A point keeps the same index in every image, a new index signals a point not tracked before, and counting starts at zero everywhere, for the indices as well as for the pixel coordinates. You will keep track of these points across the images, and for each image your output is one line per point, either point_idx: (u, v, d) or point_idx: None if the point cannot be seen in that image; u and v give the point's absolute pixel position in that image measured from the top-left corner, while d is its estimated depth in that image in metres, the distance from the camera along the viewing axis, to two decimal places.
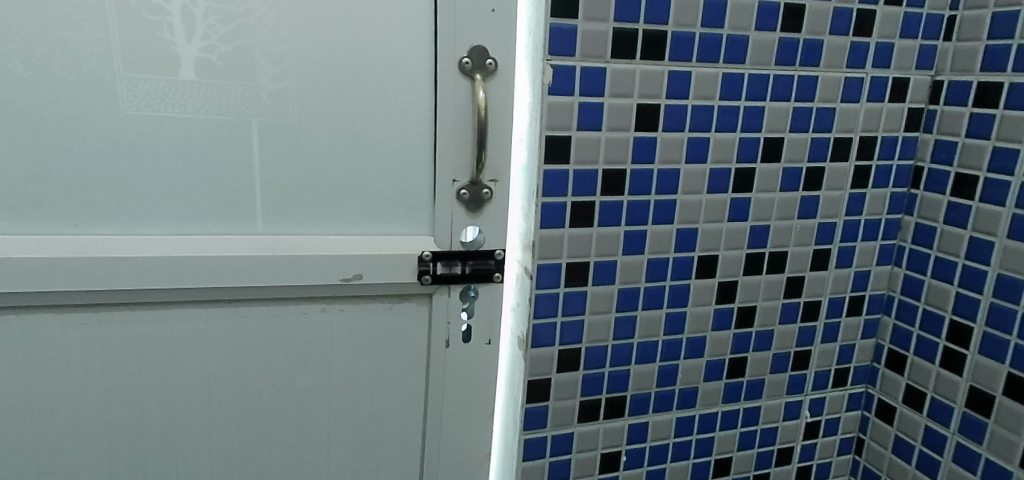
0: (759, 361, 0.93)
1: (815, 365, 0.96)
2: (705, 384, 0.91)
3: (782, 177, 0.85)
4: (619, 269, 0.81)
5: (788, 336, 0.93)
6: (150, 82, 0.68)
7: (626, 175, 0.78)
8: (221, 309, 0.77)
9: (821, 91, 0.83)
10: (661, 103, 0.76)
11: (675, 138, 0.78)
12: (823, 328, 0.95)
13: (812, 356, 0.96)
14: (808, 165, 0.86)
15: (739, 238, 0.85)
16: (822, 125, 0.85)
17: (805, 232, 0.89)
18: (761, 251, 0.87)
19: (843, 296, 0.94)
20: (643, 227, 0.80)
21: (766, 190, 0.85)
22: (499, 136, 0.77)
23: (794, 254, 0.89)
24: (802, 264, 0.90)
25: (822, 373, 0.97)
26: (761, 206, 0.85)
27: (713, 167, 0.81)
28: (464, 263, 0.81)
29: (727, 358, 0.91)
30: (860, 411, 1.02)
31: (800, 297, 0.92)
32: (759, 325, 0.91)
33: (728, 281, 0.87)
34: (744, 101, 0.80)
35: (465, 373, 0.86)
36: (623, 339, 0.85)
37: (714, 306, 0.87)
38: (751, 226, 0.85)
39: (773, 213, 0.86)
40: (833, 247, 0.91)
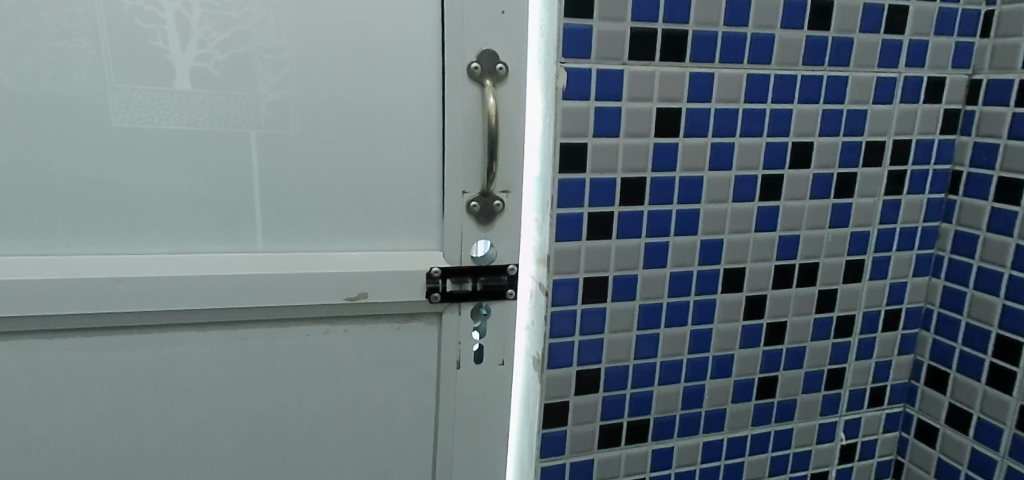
0: (791, 380, 0.87)
1: (849, 383, 0.91)
2: (733, 405, 0.85)
3: (811, 184, 0.80)
4: (639, 284, 0.76)
5: (820, 353, 0.88)
6: (143, 94, 0.65)
7: (646, 184, 0.73)
8: (220, 331, 0.73)
9: (852, 93, 0.78)
10: (682, 107, 0.72)
11: (698, 143, 0.74)
12: (857, 344, 0.89)
13: (845, 374, 0.90)
14: (839, 171, 0.81)
15: (767, 249, 0.80)
16: (853, 129, 0.80)
17: (837, 242, 0.83)
18: (791, 263, 0.82)
19: (879, 309, 0.89)
20: (665, 238, 0.76)
21: (795, 198, 0.80)
22: (511, 146, 0.73)
23: (825, 266, 0.84)
24: (834, 276, 0.85)
25: (857, 392, 0.91)
26: (790, 215, 0.80)
27: (738, 174, 0.76)
28: (475, 279, 0.77)
29: (757, 378, 0.85)
30: (898, 432, 0.96)
31: (832, 311, 0.86)
32: (790, 341, 0.85)
33: (756, 295, 0.82)
34: (770, 104, 0.75)
35: (477, 395, 0.81)
36: (646, 359, 0.79)
37: (741, 322, 0.82)
38: (780, 237, 0.80)
39: (803, 222, 0.81)
40: (867, 258, 0.86)
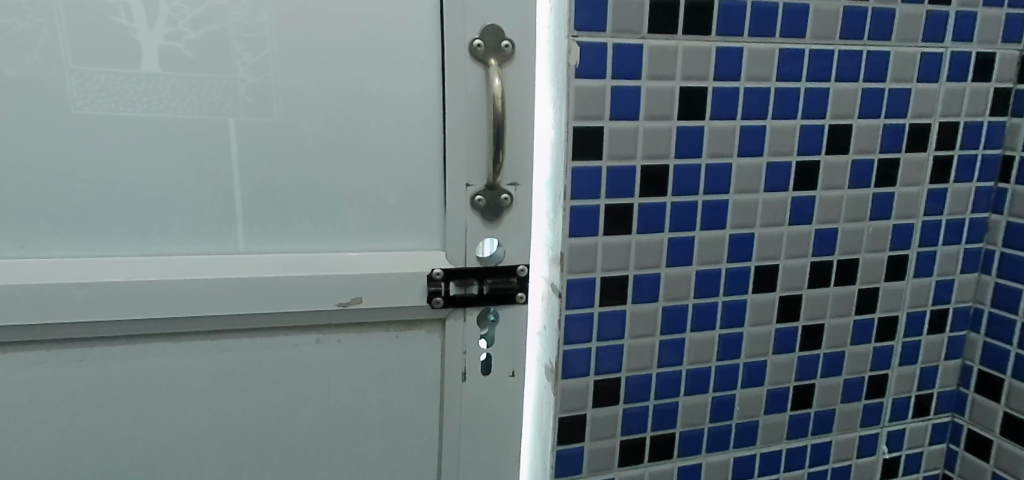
0: (829, 389, 0.80)
1: (892, 391, 0.83)
2: (766, 417, 0.78)
3: (850, 171, 0.72)
4: (662, 284, 0.69)
5: (860, 359, 0.80)
6: (108, 77, 0.58)
7: (669, 171, 0.66)
8: (198, 342, 0.66)
9: (894, 70, 0.71)
10: (708, 86, 0.65)
11: (726, 126, 0.66)
12: (900, 349, 0.81)
13: (888, 381, 0.82)
14: (881, 157, 0.73)
15: (802, 244, 0.73)
16: (896, 110, 0.72)
17: (879, 235, 0.76)
18: (829, 259, 0.74)
19: (924, 310, 0.81)
20: (691, 233, 0.68)
21: (832, 187, 0.72)
22: (520, 133, 0.66)
23: (865, 262, 0.76)
24: (875, 273, 0.77)
25: (900, 400, 0.84)
26: (827, 206, 0.73)
27: (770, 161, 0.69)
28: (482, 281, 0.70)
29: (792, 386, 0.78)
30: (945, 444, 0.87)
31: (874, 313, 0.79)
32: (827, 346, 0.78)
33: (791, 295, 0.74)
34: (805, 83, 0.68)
35: (485, 409, 0.74)
36: (670, 367, 0.72)
37: (775, 326, 0.75)
38: (816, 230, 0.73)
39: (841, 214, 0.73)
40: (911, 253, 0.78)
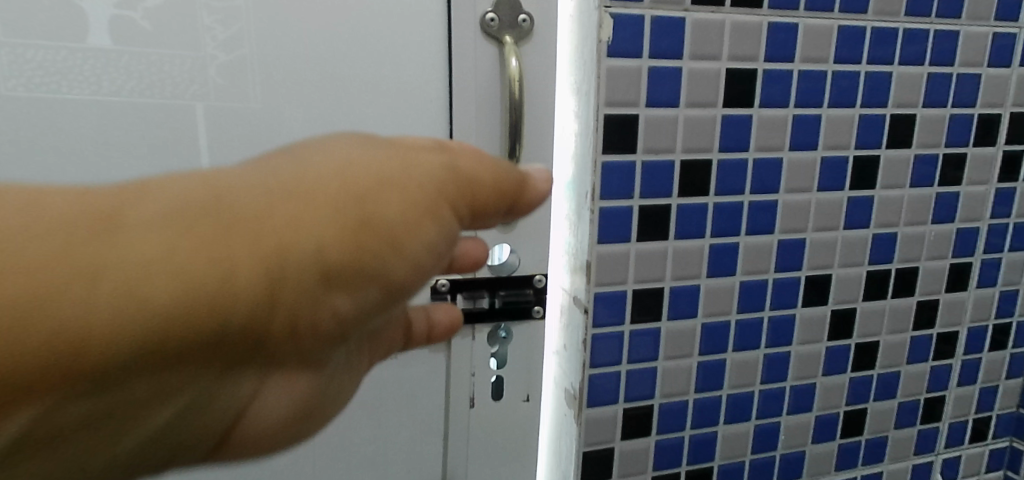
0: (882, 414, 0.71)
1: (949, 414, 0.74)
2: (813, 447, 0.69)
3: (912, 168, 0.64)
4: (702, 297, 0.60)
5: (917, 379, 0.71)
6: (46, 53, 0.48)
7: (712, 167, 0.57)
8: None
9: (963, 52, 0.62)
10: (759, 68, 0.56)
11: (777, 116, 0.58)
12: (960, 367, 0.73)
13: (945, 403, 0.73)
14: (946, 152, 0.64)
15: (857, 252, 0.64)
16: (964, 99, 0.64)
17: (941, 241, 0.67)
18: (887, 268, 0.66)
19: (986, 324, 0.72)
20: (735, 238, 0.59)
21: (892, 186, 0.63)
22: (538, 122, 0.57)
23: (926, 271, 0.67)
24: (936, 283, 0.68)
25: (957, 425, 0.75)
26: (886, 207, 0.64)
27: (825, 155, 0.60)
28: (493, 294, 0.61)
29: (842, 412, 0.69)
30: (1002, 471, 0.79)
31: (933, 328, 0.70)
32: (881, 365, 0.69)
33: (844, 309, 0.65)
34: (865, 66, 0.59)
35: (496, 441, 0.65)
36: (709, 391, 0.63)
37: (825, 344, 0.66)
38: (873, 235, 0.64)
39: (901, 216, 0.65)
40: (975, 261, 0.69)
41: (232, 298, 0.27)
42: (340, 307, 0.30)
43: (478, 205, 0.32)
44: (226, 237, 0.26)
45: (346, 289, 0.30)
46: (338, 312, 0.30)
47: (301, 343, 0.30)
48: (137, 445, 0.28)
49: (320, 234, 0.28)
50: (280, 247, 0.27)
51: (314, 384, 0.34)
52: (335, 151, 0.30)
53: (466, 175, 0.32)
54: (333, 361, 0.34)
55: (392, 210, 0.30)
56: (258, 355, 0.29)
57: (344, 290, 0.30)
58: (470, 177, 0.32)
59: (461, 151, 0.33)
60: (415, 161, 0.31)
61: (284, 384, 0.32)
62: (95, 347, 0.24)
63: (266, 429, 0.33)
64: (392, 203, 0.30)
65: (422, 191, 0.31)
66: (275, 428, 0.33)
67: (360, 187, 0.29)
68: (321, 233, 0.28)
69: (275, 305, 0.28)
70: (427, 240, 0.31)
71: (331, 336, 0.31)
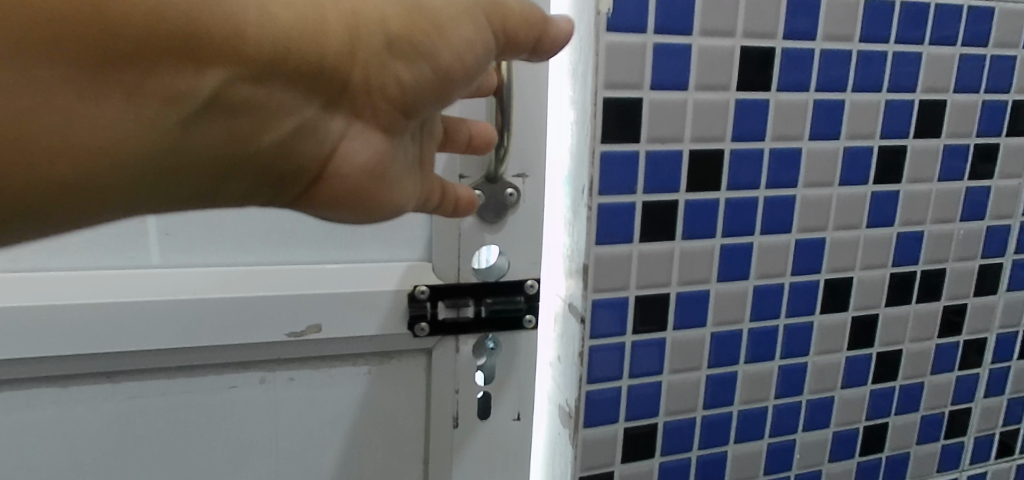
0: (906, 428, 0.65)
1: (975, 428, 0.68)
2: (830, 465, 0.63)
3: (941, 160, 0.58)
4: (712, 303, 0.54)
5: (942, 391, 0.65)
6: None
7: (724, 159, 0.51)
8: (95, 387, 0.49)
9: (997, 32, 0.56)
10: (777, 47, 0.50)
11: (795, 101, 0.52)
12: (987, 377, 0.67)
13: (971, 418, 0.68)
14: (978, 142, 0.59)
15: (879, 253, 0.58)
16: (997, 83, 0.58)
17: (970, 240, 0.61)
18: (911, 270, 0.60)
19: (1016, 330, 0.67)
20: (749, 238, 0.54)
21: (919, 180, 0.58)
22: (529, 108, 0.51)
23: (953, 273, 0.62)
24: (964, 286, 0.63)
25: (984, 439, 0.69)
26: (911, 204, 0.58)
27: (847, 146, 0.54)
28: (479, 301, 0.54)
29: (862, 427, 0.63)
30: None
31: (960, 335, 0.64)
32: (904, 377, 0.63)
33: (865, 315, 0.60)
34: (892, 45, 0.53)
35: (484, 463, 0.58)
36: (719, 408, 0.57)
37: (845, 354, 0.60)
38: (898, 234, 0.58)
39: (929, 213, 0.59)
40: (1005, 261, 0.64)
41: (327, 32, 0.28)
42: (409, 74, 0.31)
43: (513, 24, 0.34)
44: None
45: (416, 60, 0.31)
46: (404, 80, 0.32)
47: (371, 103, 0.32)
48: (256, 151, 0.29)
49: (386, 7, 0.30)
50: (357, 11, 0.29)
51: (391, 149, 0.35)
52: None
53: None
54: (402, 136, 0.36)
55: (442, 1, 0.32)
56: (344, 100, 0.31)
57: (413, 57, 0.31)
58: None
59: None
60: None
61: (367, 136, 0.33)
62: (233, 37, 0.25)
63: (350, 178, 0.34)
64: None
65: None
66: (357, 181, 0.34)
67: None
68: (387, 4, 0.30)
69: (357, 54, 0.29)
70: (483, 30, 0.33)
71: (404, 102, 0.33)
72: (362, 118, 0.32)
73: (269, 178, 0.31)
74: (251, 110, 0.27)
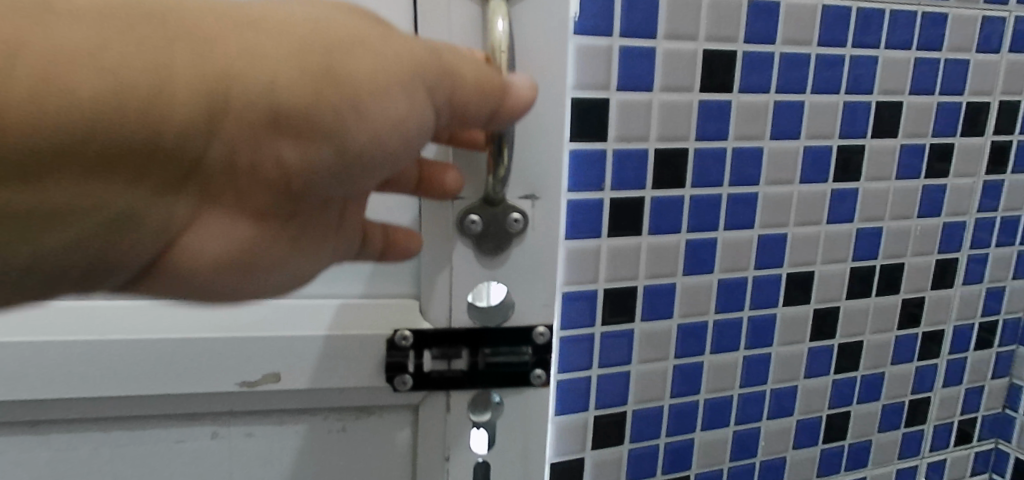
0: (867, 416, 0.62)
1: (937, 414, 0.65)
2: (797, 453, 0.60)
3: (897, 158, 0.56)
4: (677, 298, 0.52)
5: (902, 380, 0.62)
6: None
7: (689, 159, 0.49)
8: (18, 438, 0.42)
9: (951, 36, 0.54)
10: (739, 49, 0.48)
11: (755, 102, 0.49)
12: (945, 368, 0.64)
13: (931, 404, 0.64)
14: (933, 144, 0.57)
15: (842, 246, 0.56)
16: (928, 85, 0.55)
17: (927, 236, 0.59)
18: (870, 265, 0.57)
19: (972, 323, 0.64)
20: (712, 234, 0.51)
21: (879, 179, 0.55)
22: (540, 116, 0.41)
23: (911, 268, 0.59)
24: (921, 280, 0.60)
25: (942, 428, 0.66)
26: (874, 201, 0.56)
27: (808, 145, 0.52)
28: (474, 353, 0.44)
29: (825, 414, 0.60)
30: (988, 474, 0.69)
31: (919, 328, 0.61)
32: (867, 367, 0.61)
33: (825, 309, 0.57)
34: (851, 49, 0.51)
35: None
36: (687, 396, 0.55)
37: (808, 344, 0.58)
38: (858, 231, 0.56)
39: (886, 208, 0.57)
40: (962, 255, 0.61)
41: (158, 111, 0.22)
42: (301, 157, 0.25)
43: (461, 99, 0.29)
44: (166, 48, 0.22)
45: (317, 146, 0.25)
46: (288, 162, 0.25)
47: (239, 189, 0.26)
48: (38, 258, 0.23)
49: (279, 77, 0.24)
50: (222, 83, 0.23)
51: (271, 241, 0.29)
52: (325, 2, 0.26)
53: (452, 64, 0.28)
54: (294, 227, 0.29)
55: (368, 68, 0.25)
56: (194, 183, 0.25)
57: (305, 139, 0.25)
58: (458, 65, 0.28)
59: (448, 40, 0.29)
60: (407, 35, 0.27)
61: (230, 228, 0.27)
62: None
63: (206, 269, 0.28)
64: (381, 52, 0.25)
65: (416, 54, 0.26)
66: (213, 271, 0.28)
67: (343, 41, 0.25)
68: (282, 70, 0.24)
69: (209, 135, 0.23)
70: (413, 107, 0.27)
71: (292, 188, 0.26)
72: (222, 205, 0.26)
73: (82, 276, 0.25)
74: (30, 213, 0.22)
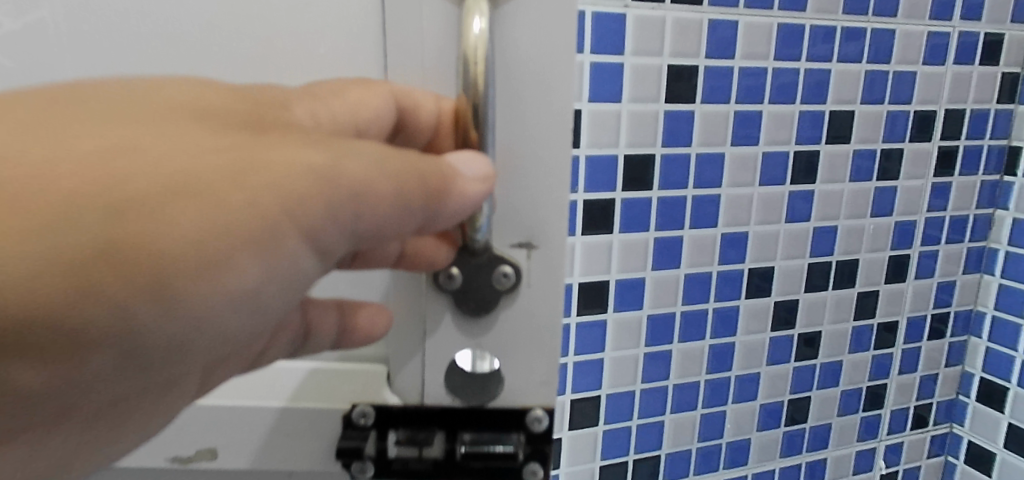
0: (825, 402, 0.58)
1: (893, 400, 0.60)
2: (762, 434, 0.56)
3: (852, 162, 0.53)
4: (648, 291, 0.49)
5: (861, 368, 0.58)
6: None
7: (655, 163, 0.47)
8: None
9: (900, 49, 0.52)
10: (699, 65, 0.46)
11: (718, 110, 0.47)
12: (902, 355, 0.60)
13: (887, 393, 0.60)
14: (883, 149, 0.54)
15: (797, 246, 0.53)
16: (880, 94, 0.52)
17: (880, 235, 0.55)
18: (826, 262, 0.54)
19: (925, 315, 0.59)
20: (679, 231, 0.49)
21: (832, 180, 0.53)
22: (540, 144, 0.32)
23: (868, 265, 0.56)
24: (876, 275, 0.56)
25: (898, 413, 0.61)
26: (828, 198, 0.53)
27: (768, 150, 0.50)
28: (449, 440, 0.35)
29: (787, 400, 0.56)
30: (944, 458, 0.64)
31: (875, 317, 0.58)
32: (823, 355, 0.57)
33: (787, 302, 0.54)
34: (806, 61, 0.49)
35: None
36: (656, 383, 0.52)
37: (768, 334, 0.54)
38: (815, 228, 0.53)
39: (841, 206, 0.53)
40: (913, 254, 0.57)
41: None
42: (87, 363, 0.21)
43: (362, 215, 0.24)
44: None
45: (123, 351, 0.21)
46: (68, 371, 0.21)
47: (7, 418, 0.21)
48: None
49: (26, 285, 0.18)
50: None
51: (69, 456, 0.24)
52: (110, 137, 0.21)
53: (342, 179, 0.23)
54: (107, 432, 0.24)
55: (171, 238, 0.20)
56: None
57: (87, 345, 0.20)
58: (349, 186, 0.23)
59: (338, 144, 0.23)
60: (265, 159, 0.22)
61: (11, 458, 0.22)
62: None
63: None
64: (185, 214, 0.20)
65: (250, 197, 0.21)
66: None
67: (154, 199, 0.20)
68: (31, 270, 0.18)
69: None
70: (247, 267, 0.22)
71: (89, 392, 0.22)
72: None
73: None
74: None
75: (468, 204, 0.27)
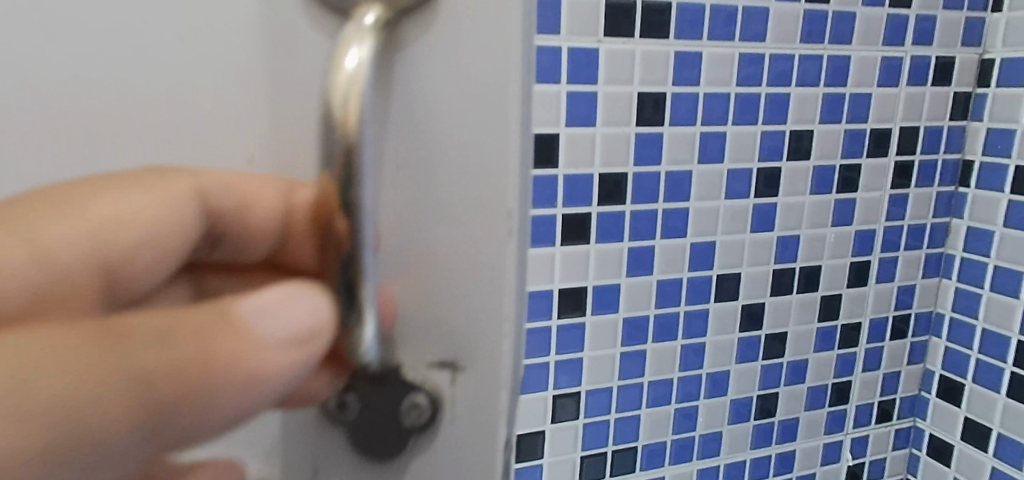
0: (792, 397, 0.50)
1: (856, 395, 0.52)
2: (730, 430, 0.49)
3: (813, 179, 0.47)
4: (622, 298, 0.44)
5: (828, 364, 0.51)
6: None
7: (627, 182, 0.42)
8: None
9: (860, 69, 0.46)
10: (668, 92, 0.42)
11: (687, 131, 0.43)
12: (868, 353, 0.52)
13: (851, 387, 0.52)
14: (843, 164, 0.47)
15: (764, 250, 0.47)
16: (864, 114, 0.47)
17: (842, 241, 0.49)
18: (791, 269, 0.48)
19: (888, 315, 0.52)
20: (653, 240, 0.44)
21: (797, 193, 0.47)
22: (458, 246, 0.23)
23: (831, 274, 0.49)
24: (842, 279, 0.50)
25: (863, 408, 0.53)
26: (789, 206, 0.47)
27: (736, 166, 0.44)
28: None
29: (755, 397, 0.49)
30: (907, 450, 0.56)
31: (839, 318, 0.50)
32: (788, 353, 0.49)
33: (754, 306, 0.47)
34: (769, 83, 0.44)
35: None
36: (630, 384, 0.46)
37: (739, 334, 0.48)
38: (778, 237, 0.47)
39: (802, 219, 0.47)
40: (873, 260, 0.50)
41: None
42: None
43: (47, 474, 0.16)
44: None
45: None
46: None
47: None
48: None
49: None
50: None
51: None
52: None
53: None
54: None
55: None
56: None
57: None
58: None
59: None
60: None
61: None
62: None
63: None
64: None
65: None
66: None
67: None
68: None
69: None
70: None
71: None
72: None
73: None
74: None
75: (258, 385, 0.19)
